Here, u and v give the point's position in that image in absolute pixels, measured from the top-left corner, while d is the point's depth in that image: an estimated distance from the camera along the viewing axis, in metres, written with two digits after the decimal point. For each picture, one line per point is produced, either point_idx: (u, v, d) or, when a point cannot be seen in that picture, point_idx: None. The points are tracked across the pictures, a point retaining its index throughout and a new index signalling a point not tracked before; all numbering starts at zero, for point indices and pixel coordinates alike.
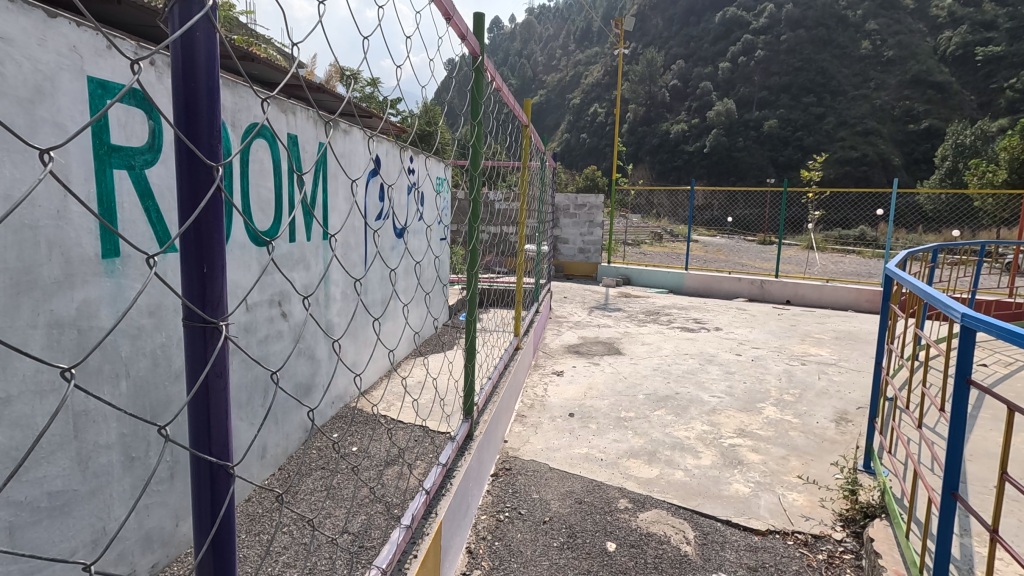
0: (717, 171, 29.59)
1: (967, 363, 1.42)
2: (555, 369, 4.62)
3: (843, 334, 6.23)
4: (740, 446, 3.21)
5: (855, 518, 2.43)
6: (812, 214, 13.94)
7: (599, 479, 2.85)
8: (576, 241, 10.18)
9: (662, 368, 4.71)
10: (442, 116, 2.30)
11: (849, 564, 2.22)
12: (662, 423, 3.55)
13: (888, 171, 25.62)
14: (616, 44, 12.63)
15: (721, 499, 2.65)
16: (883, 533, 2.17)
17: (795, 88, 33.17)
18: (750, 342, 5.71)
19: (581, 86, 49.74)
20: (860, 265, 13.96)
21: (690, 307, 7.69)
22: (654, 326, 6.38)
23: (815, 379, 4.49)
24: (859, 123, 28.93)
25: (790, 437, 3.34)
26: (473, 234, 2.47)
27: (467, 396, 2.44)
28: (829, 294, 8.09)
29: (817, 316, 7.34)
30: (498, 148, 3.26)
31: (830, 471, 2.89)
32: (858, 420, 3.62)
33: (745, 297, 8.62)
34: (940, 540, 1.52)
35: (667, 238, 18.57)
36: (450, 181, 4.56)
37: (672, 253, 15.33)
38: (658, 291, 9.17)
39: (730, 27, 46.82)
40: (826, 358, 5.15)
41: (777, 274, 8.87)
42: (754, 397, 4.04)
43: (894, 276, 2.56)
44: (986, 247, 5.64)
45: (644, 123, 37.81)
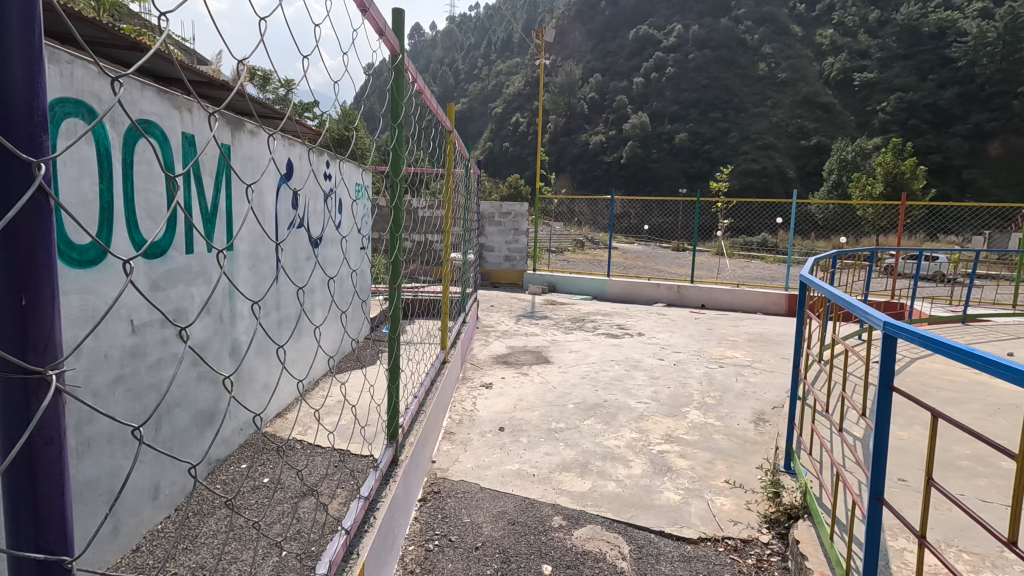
0: (634, 181, 30.82)
1: (890, 371, 1.45)
2: (484, 382, 4.48)
3: (756, 336, 6.56)
4: (668, 453, 3.24)
5: (779, 520, 2.48)
6: (722, 223, 14.73)
7: (531, 496, 2.76)
8: (502, 248, 10.14)
9: (591, 375, 4.72)
10: (360, 117, 2.11)
11: (776, 567, 2.26)
12: (593, 433, 3.52)
13: (785, 183, 27.81)
14: (537, 54, 12.64)
15: (654, 510, 2.63)
16: (807, 534, 2.22)
17: (703, 104, 35.28)
18: (671, 346, 5.89)
19: (503, 95, 50.24)
20: (764, 271, 14.93)
21: (613, 313, 7.86)
22: (580, 333, 6.43)
23: (733, 381, 4.67)
24: (760, 138, 31.22)
25: (714, 441, 3.40)
26: (394, 244, 2.30)
27: (391, 418, 2.26)
28: (741, 297, 8.53)
29: (731, 319, 7.72)
30: (421, 154, 3.09)
31: (754, 473, 2.96)
32: (775, 420, 3.77)
33: (664, 301, 8.93)
34: (866, 546, 1.55)
35: (589, 244, 18.96)
36: (370, 189, 4.36)
37: (594, 260, 15.67)
38: (583, 297, 9.32)
39: (643, 45, 49.12)
40: (742, 360, 5.39)
41: (694, 279, 9.26)
42: (678, 401, 4.12)
43: (809, 283, 2.67)
44: (876, 253, 6.14)
45: (565, 133, 38.75)
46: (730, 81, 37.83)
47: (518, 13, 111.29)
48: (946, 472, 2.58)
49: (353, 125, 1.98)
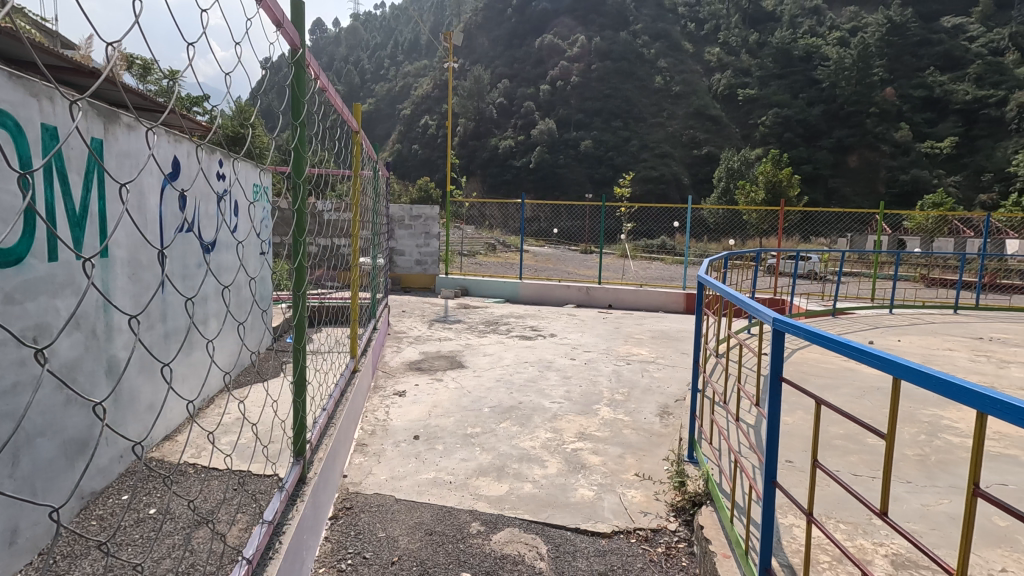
0: (543, 186, 31.55)
1: (778, 364, 1.57)
2: (397, 391, 4.35)
3: (658, 333, 6.95)
4: (581, 450, 3.33)
5: (685, 507, 2.62)
6: (625, 226, 15.48)
7: (448, 504, 2.71)
8: (413, 252, 9.98)
9: (505, 378, 4.74)
10: (261, 116, 1.96)
11: (683, 553, 2.38)
12: (508, 435, 3.54)
13: (680, 189, 29.77)
14: (446, 57, 12.55)
15: (569, 508, 2.68)
16: (710, 519, 2.36)
17: (606, 113, 36.90)
18: (581, 345, 6.08)
19: (412, 97, 49.59)
20: (664, 272, 15.87)
21: (525, 315, 7.98)
22: (494, 336, 6.45)
23: (640, 377, 4.89)
24: (658, 146, 33.19)
25: (624, 436, 3.54)
26: (297, 249, 2.17)
27: (297, 434, 2.12)
28: (644, 296, 9.00)
29: (635, 317, 8.11)
30: (326, 156, 2.96)
31: (661, 465, 3.11)
32: (677, 412, 3.99)
33: (574, 302, 9.21)
34: (762, 528, 1.67)
35: (500, 247, 19.10)
36: (270, 189, 4.10)
37: (506, 263, 15.82)
38: (496, 299, 9.38)
39: (548, 53, 50.44)
40: (647, 356, 5.66)
41: (601, 280, 9.64)
42: (589, 399, 4.24)
43: (705, 283, 2.85)
44: (762, 254, 6.69)
45: (475, 137, 38.86)
46: (630, 91, 39.87)
47: (422, 13, 110.04)
48: (823, 452, 2.85)
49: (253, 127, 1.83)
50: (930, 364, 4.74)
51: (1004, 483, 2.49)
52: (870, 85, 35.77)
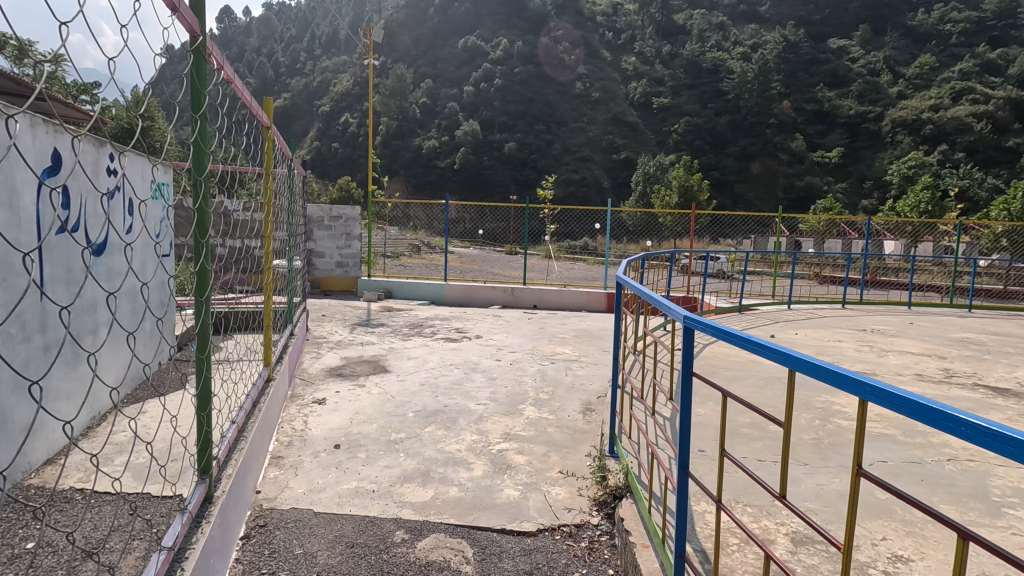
0: (468, 187, 31.46)
1: (690, 359, 1.65)
2: (316, 399, 4.16)
3: (581, 332, 7.13)
4: (507, 450, 3.34)
5: (607, 501, 2.70)
6: (549, 228, 15.77)
7: (371, 514, 2.63)
8: (333, 254, 9.63)
9: (430, 382, 4.66)
10: (162, 109, 1.81)
11: (605, 545, 2.45)
12: (434, 439, 3.49)
13: (601, 192, 30.76)
14: (366, 54, 12.22)
15: (494, 509, 2.68)
16: (630, 511, 2.44)
17: (529, 116, 37.45)
18: (507, 346, 6.11)
19: (330, 94, 47.90)
20: (587, 272, 16.35)
21: (451, 317, 7.91)
22: (419, 339, 6.34)
23: (564, 375, 5.00)
24: (579, 150, 34.10)
25: (549, 434, 3.60)
26: (200, 250, 2.01)
27: (201, 450, 1.97)
28: (568, 297, 9.21)
29: (559, 317, 8.27)
30: (234, 151, 2.77)
31: (584, 461, 3.19)
32: (599, 408, 4.11)
33: (500, 303, 9.26)
34: (677, 518, 1.75)
35: (425, 248, 18.83)
36: (171, 187, 3.79)
37: (431, 265, 15.64)
38: (420, 302, 9.23)
39: (471, 55, 50.44)
40: (570, 355, 5.79)
41: (526, 281, 9.76)
42: (515, 399, 4.27)
43: (624, 282, 2.95)
44: (677, 253, 7.02)
45: (398, 136, 38.11)
46: (552, 96, 40.72)
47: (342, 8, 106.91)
48: (732, 441, 3.02)
49: (148, 121, 1.67)
50: (822, 355, 5.19)
51: (884, 459, 2.77)
52: (769, 98, 38.76)
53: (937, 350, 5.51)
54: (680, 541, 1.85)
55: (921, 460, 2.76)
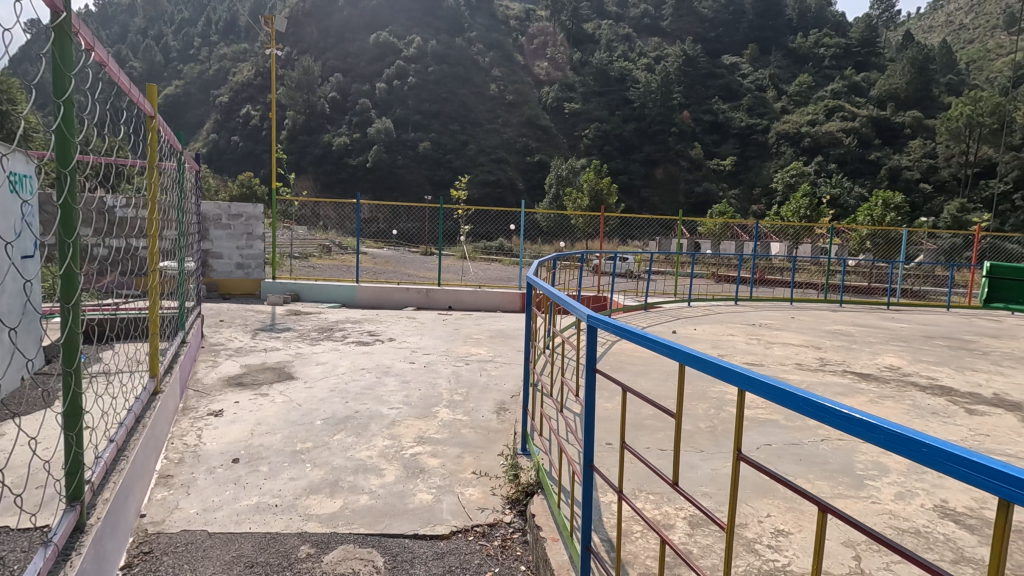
0: (381, 186, 30.61)
1: (593, 357, 1.71)
2: (212, 410, 3.86)
3: (496, 332, 7.18)
4: (420, 454, 3.28)
5: (519, 498, 2.74)
6: (464, 228, 15.70)
7: (273, 529, 2.48)
8: (232, 255, 9.01)
9: (340, 388, 4.48)
10: (22, 95, 1.60)
11: (517, 542, 2.48)
12: (343, 447, 3.36)
13: (515, 194, 31.15)
14: (268, 43, 11.48)
15: (407, 514, 2.63)
16: (541, 506, 2.50)
17: (444, 116, 37.14)
18: (421, 348, 6.02)
19: (229, 83, 44.68)
20: (502, 272, 16.47)
21: (362, 320, 7.67)
22: (328, 343, 6.08)
23: (478, 376, 5.00)
24: (494, 151, 34.31)
25: (463, 435, 3.59)
26: (68, 253, 1.80)
27: (70, 473, 1.77)
28: (483, 297, 9.24)
29: (474, 318, 8.25)
30: (108, 143, 2.50)
31: (497, 460, 3.21)
32: (513, 407, 4.16)
33: (414, 305, 9.10)
34: (582, 509, 1.81)
35: (336, 249, 18.07)
36: (34, 179, 3.36)
37: (341, 266, 15.04)
38: (329, 304, 8.86)
39: (383, 51, 49.12)
40: (485, 355, 5.82)
41: (440, 282, 9.66)
42: (429, 402, 4.22)
43: (534, 283, 3.00)
44: (587, 254, 7.24)
45: (305, 132, 36.36)
46: (466, 96, 40.64)
47: None
48: (636, 432, 3.17)
49: (2, 105, 1.48)
50: (717, 348, 5.59)
51: (770, 443, 3.03)
52: (671, 109, 41.18)
53: (813, 341, 6.12)
54: (587, 533, 1.91)
55: (801, 441, 3.05)
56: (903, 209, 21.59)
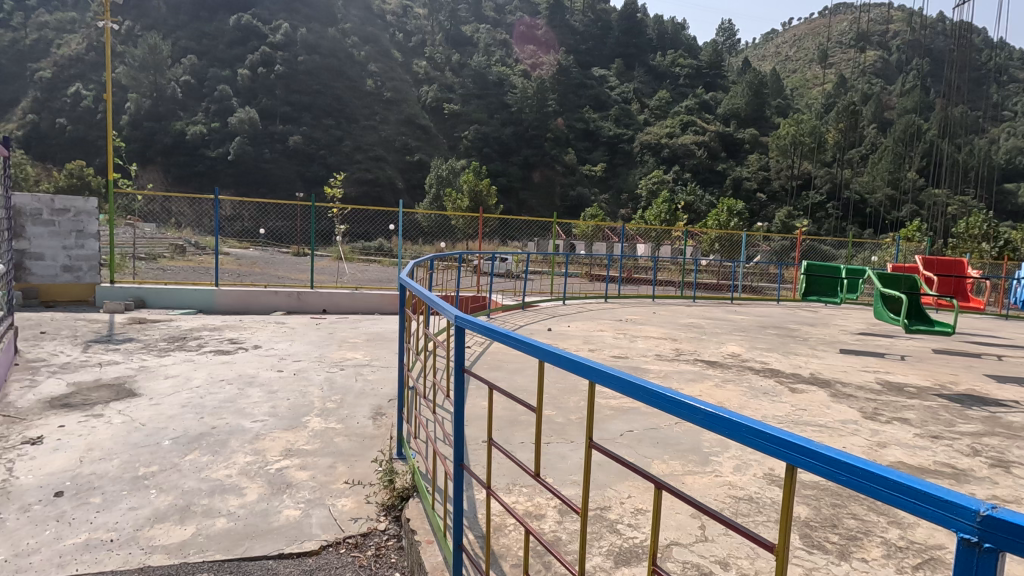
0: (245, 181, 28.20)
1: (461, 357, 1.72)
2: (28, 438, 3.29)
3: (373, 335, 6.95)
4: (287, 468, 3.08)
5: (394, 504, 2.68)
6: (339, 228, 14.96)
7: (108, 568, 2.18)
8: (57, 256, 7.77)
9: (194, 403, 4.05)
10: None
11: (392, 549, 2.42)
12: (196, 467, 3.05)
13: (394, 193, 30.41)
14: (100, 14, 10.03)
15: (271, 534, 2.45)
16: (416, 510, 2.47)
17: (316, 109, 35.18)
18: (291, 355, 5.65)
19: (51, 56, 38.33)
20: (381, 273, 15.96)
21: (222, 326, 7.01)
22: (181, 354, 5.47)
23: (353, 381, 4.81)
24: (371, 149, 33.21)
25: (335, 444, 3.43)
26: None
27: None
28: (360, 300, 8.91)
29: (350, 321, 7.91)
30: None
31: (371, 467, 3.11)
32: (390, 412, 4.05)
33: (284, 309, 8.52)
34: (453, 508, 1.82)
35: (192, 249, 16.28)
36: None
37: (198, 267, 13.58)
38: (183, 310, 7.99)
39: (245, 35, 45.28)
40: (361, 360, 5.62)
41: (313, 284, 9.14)
42: (298, 412, 3.97)
43: (407, 284, 2.95)
44: (465, 256, 7.24)
45: (152, 117, 32.37)
46: (340, 90, 38.83)
47: None
48: (512, 427, 3.25)
49: None
50: (589, 344, 5.92)
51: (632, 429, 3.27)
52: (546, 115, 42.81)
53: (671, 334, 6.73)
54: (459, 537, 1.91)
55: (658, 426, 3.33)
56: (744, 215, 24.51)
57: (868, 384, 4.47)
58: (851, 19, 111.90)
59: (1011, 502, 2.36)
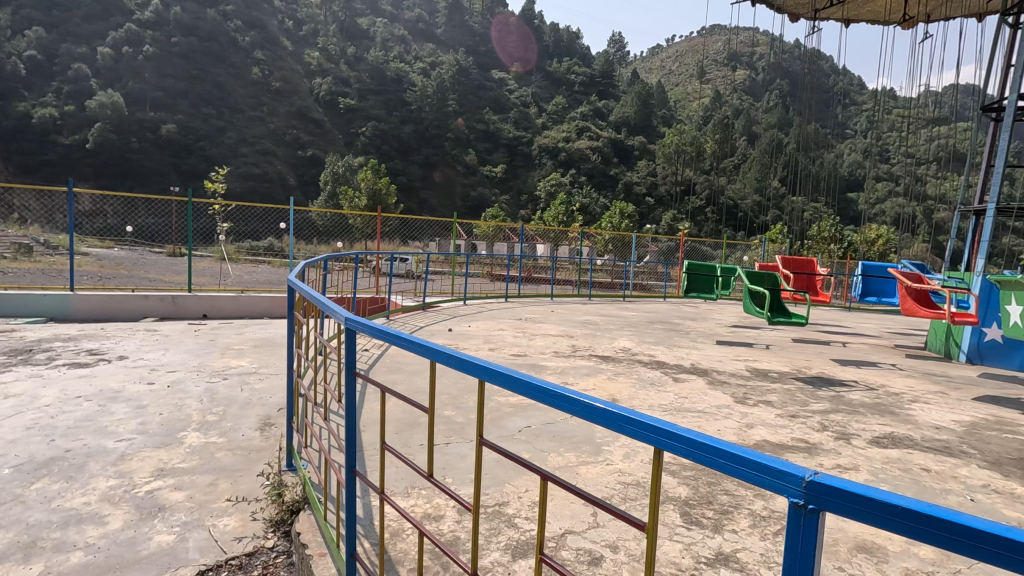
0: (108, 173, 25.17)
1: (352, 360, 1.67)
2: None
3: (261, 340, 6.52)
4: (159, 490, 2.79)
5: (284, 518, 2.54)
6: (221, 225, 13.80)
7: None
8: None
9: (43, 425, 3.53)
10: None
11: (282, 566, 2.29)
12: (46, 497, 2.67)
13: (285, 190, 28.69)
14: None
15: (138, 564, 2.21)
16: (308, 523, 2.35)
17: (193, 96, 32.28)
18: (165, 365, 5.14)
19: None
20: (270, 274, 14.98)
21: (78, 336, 6.19)
22: (24, 369, 4.76)
23: (238, 391, 4.46)
24: (258, 142, 31.11)
25: (217, 460, 3.17)
26: None
27: None
28: (245, 304, 8.28)
29: (235, 326, 7.37)
30: None
31: (257, 482, 2.91)
32: (279, 421, 3.82)
33: (156, 315, 7.73)
34: (346, 520, 1.75)
35: (40, 248, 14.23)
36: None
37: (48, 270, 11.90)
38: (29, 319, 6.97)
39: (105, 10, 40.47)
40: (247, 367, 5.23)
41: (191, 287, 8.37)
42: (172, 428, 3.61)
43: (295, 286, 2.79)
44: (361, 256, 6.98)
45: None
46: (221, 77, 35.92)
47: None
48: (411, 429, 3.20)
49: None
50: (489, 343, 5.96)
51: (529, 425, 3.35)
52: (445, 115, 42.57)
53: (567, 331, 6.98)
54: (352, 548, 1.84)
55: (555, 420, 3.44)
56: (635, 218, 26.01)
57: (739, 371, 4.95)
58: (723, 40, 110.45)
59: (850, 468, 2.73)
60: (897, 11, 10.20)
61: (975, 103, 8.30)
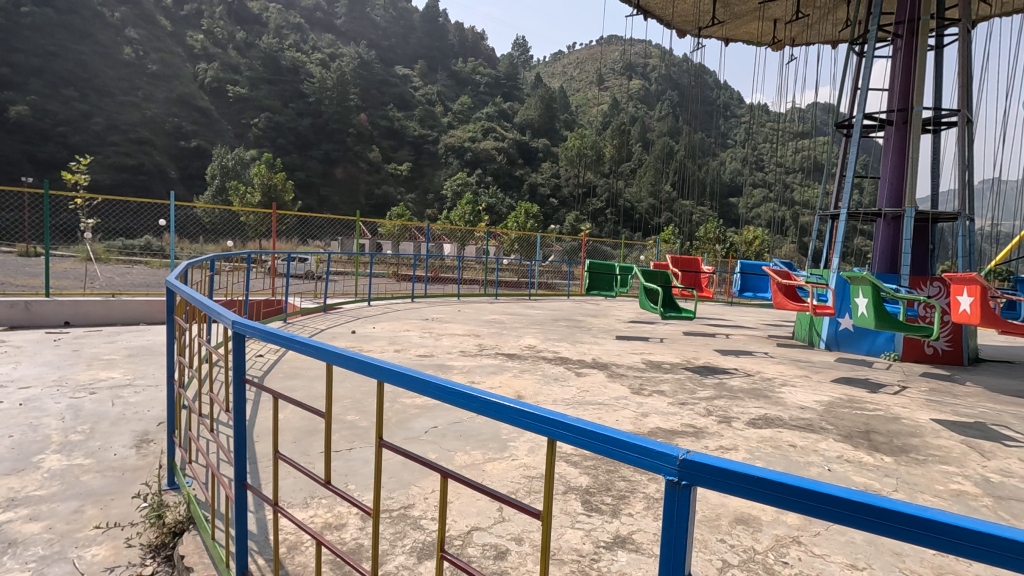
0: None
1: (241, 367, 1.56)
2: None
3: (137, 349, 5.91)
4: (9, 522, 2.44)
5: (164, 542, 2.32)
6: (86, 221, 12.31)
7: None
8: None
9: None
10: None
11: None
12: None
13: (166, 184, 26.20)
14: None
15: None
16: (193, 544, 2.18)
17: (50, 75, 28.51)
18: (15, 381, 4.49)
19: None
20: (149, 275, 13.61)
21: None
22: None
23: (109, 406, 4.00)
24: (132, 130, 28.15)
25: (84, 483, 2.83)
26: None
27: None
28: (117, 309, 7.45)
29: (104, 334, 6.62)
30: None
31: (132, 504, 2.64)
32: (159, 437, 3.48)
33: (4, 323, 6.76)
34: (235, 536, 1.64)
35: None
36: None
37: None
38: None
39: None
40: (119, 379, 4.71)
41: (49, 290, 7.39)
42: (26, 451, 3.17)
43: (176, 287, 2.56)
44: (255, 255, 6.51)
45: None
46: (85, 55, 32.05)
47: None
48: (309, 437, 3.06)
49: None
50: (395, 344, 5.84)
51: (436, 425, 3.32)
52: (346, 109, 40.98)
53: (473, 330, 7.00)
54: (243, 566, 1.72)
55: (461, 419, 3.45)
56: (540, 218, 26.64)
57: (635, 363, 5.25)
58: (620, 50, 112.56)
59: (731, 448, 2.99)
60: (768, 34, 11.29)
61: (832, 119, 9.39)
